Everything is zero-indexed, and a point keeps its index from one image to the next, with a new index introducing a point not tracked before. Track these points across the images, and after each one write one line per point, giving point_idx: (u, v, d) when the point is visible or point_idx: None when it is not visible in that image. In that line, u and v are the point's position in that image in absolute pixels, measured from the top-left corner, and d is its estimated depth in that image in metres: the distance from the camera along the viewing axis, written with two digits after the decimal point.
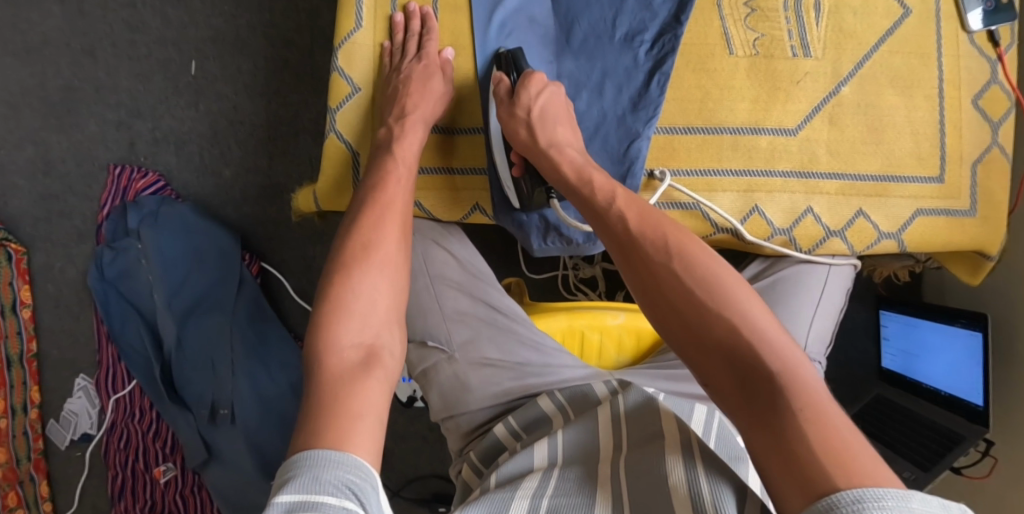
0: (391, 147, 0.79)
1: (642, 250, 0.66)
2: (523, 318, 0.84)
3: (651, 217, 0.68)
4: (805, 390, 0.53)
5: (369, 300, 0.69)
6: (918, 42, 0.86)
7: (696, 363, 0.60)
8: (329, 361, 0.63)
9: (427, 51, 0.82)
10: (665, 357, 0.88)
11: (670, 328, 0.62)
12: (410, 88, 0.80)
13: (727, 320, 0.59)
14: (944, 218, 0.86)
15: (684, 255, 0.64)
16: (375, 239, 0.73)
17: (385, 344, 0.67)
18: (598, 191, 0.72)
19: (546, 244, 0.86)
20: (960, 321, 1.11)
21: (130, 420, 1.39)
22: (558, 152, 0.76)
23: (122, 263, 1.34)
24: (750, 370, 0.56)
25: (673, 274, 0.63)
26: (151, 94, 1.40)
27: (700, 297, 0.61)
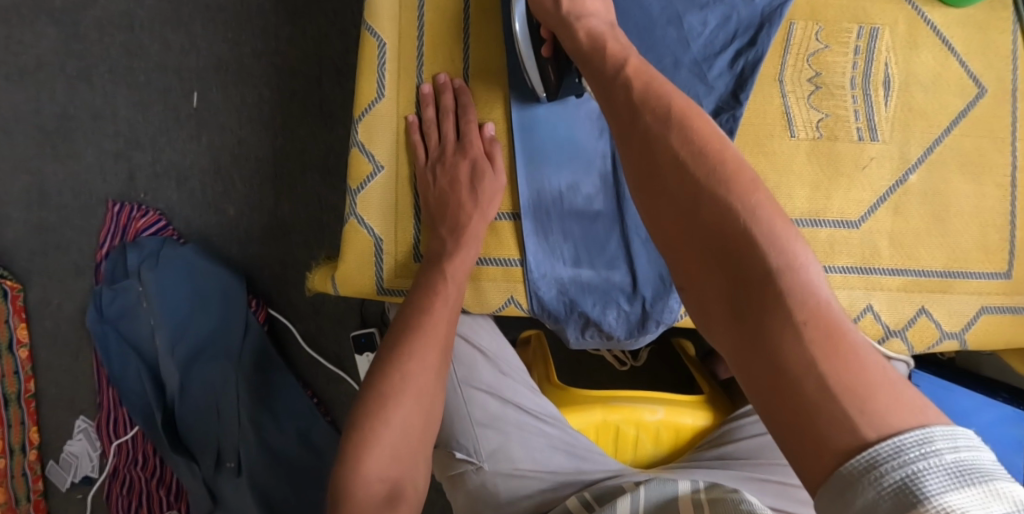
0: (440, 264, 0.72)
1: (644, 131, 0.59)
2: (556, 420, 0.79)
3: (654, 94, 0.61)
4: (812, 297, 0.47)
5: (402, 432, 0.66)
6: (991, 124, 0.79)
7: (686, 261, 0.54)
8: (358, 500, 0.63)
9: (467, 138, 0.76)
10: (706, 455, 0.82)
11: (663, 222, 0.57)
12: (456, 189, 0.75)
13: (727, 209, 0.52)
14: (1008, 316, 0.80)
15: (685, 137, 0.57)
16: (412, 365, 0.69)
17: (411, 475, 0.66)
18: (609, 58, 0.65)
19: (584, 337, 0.78)
20: (1002, 395, 1.07)
21: (132, 465, 1.34)
22: (578, 20, 0.68)
23: (121, 303, 1.27)
24: (749, 269, 0.50)
25: (670, 156, 0.57)
26: (151, 123, 1.32)
27: (699, 183, 0.55)
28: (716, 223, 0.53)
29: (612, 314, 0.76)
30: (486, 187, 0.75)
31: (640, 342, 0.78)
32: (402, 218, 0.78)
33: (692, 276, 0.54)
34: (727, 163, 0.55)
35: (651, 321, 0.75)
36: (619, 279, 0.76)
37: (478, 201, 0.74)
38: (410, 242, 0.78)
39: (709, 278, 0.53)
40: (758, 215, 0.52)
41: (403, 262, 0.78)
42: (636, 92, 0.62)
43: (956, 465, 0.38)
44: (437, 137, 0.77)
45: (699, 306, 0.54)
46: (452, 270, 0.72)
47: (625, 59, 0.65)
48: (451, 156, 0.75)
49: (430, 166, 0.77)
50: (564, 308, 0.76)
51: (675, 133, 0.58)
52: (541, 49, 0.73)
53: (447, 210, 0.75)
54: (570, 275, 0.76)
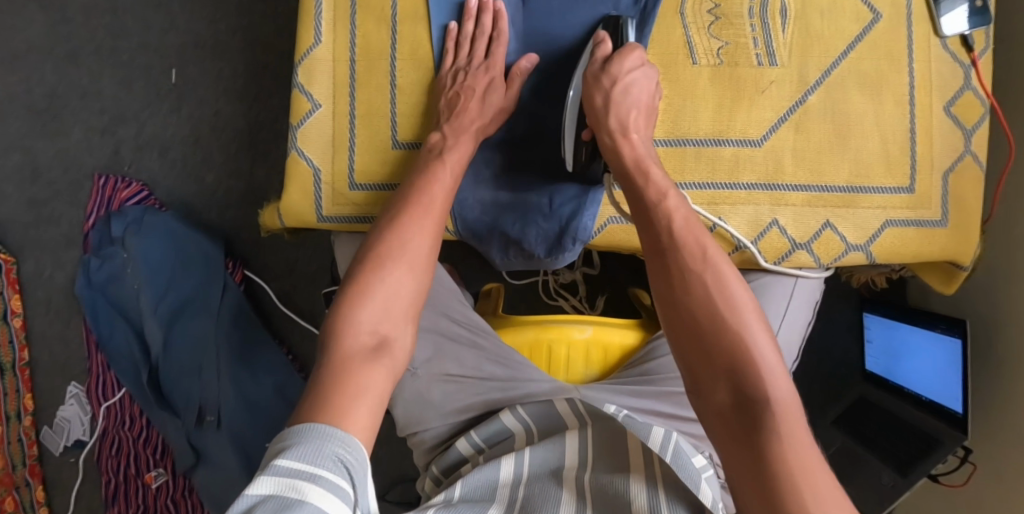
0: (440, 154, 0.77)
1: (679, 259, 0.67)
2: (487, 332, 0.85)
3: (690, 230, 0.68)
4: (797, 424, 0.57)
5: (395, 293, 0.68)
6: (888, 47, 0.84)
7: (699, 373, 0.62)
8: (347, 345, 0.64)
9: (493, 59, 0.82)
10: (630, 372, 0.88)
11: (681, 340, 0.64)
12: (468, 96, 0.79)
13: (743, 342, 0.61)
14: (913, 228, 0.84)
15: (719, 279, 0.65)
16: (406, 235, 0.71)
17: (399, 334, 0.68)
18: (651, 182, 0.72)
19: (508, 258, 0.85)
20: (940, 326, 1.11)
21: (120, 427, 1.41)
22: (624, 135, 0.75)
23: (108, 269, 1.35)
24: (753, 396, 0.59)
25: (702, 287, 0.65)
26: (133, 100, 1.41)
27: (723, 317, 0.63)
28: (733, 352, 0.61)
29: (530, 232, 0.82)
30: (495, 103, 0.80)
31: (561, 262, 0.84)
32: (337, 150, 0.85)
33: (702, 385, 0.62)
34: (746, 304, 0.64)
35: (567, 238, 0.81)
36: (535, 199, 0.82)
37: (484, 104, 0.79)
38: (345, 173, 0.85)
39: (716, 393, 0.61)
40: (765, 354, 0.61)
41: (341, 192, 0.85)
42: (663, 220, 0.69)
43: None
44: (467, 51, 0.83)
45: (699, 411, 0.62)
46: (450, 161, 0.77)
47: (664, 189, 0.71)
48: (473, 70, 0.81)
49: (451, 75, 0.82)
50: (486, 228, 0.83)
51: (709, 268, 0.66)
52: (582, 135, 0.78)
53: (453, 111, 0.79)
54: (492, 197, 0.83)
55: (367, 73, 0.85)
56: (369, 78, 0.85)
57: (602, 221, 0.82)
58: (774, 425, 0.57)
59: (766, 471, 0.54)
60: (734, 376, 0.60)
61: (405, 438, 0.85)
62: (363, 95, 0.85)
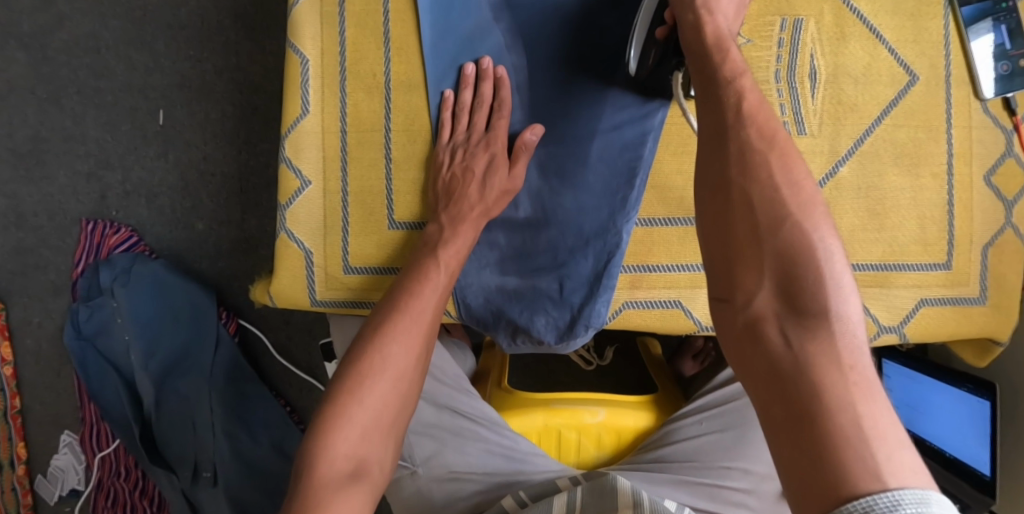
0: (436, 248, 0.71)
1: (740, 140, 0.56)
2: (492, 422, 0.78)
3: (754, 118, 0.56)
4: (857, 345, 0.48)
5: (378, 411, 0.63)
6: (924, 113, 0.77)
7: (740, 267, 0.53)
8: (320, 472, 0.59)
9: (495, 132, 0.76)
10: (643, 458, 0.82)
11: (726, 231, 0.55)
12: (469, 182, 0.73)
13: (806, 238, 0.51)
14: (950, 307, 0.78)
15: (783, 168, 0.54)
16: (391, 345, 0.65)
17: (379, 455, 0.62)
18: (729, 62, 0.59)
19: (515, 344, 0.79)
20: (967, 385, 1.05)
21: (115, 478, 1.36)
22: (708, 14, 0.63)
23: (98, 320, 1.29)
24: (807, 306, 0.49)
25: (765, 171, 0.54)
26: (119, 143, 1.35)
27: (785, 205, 0.53)
28: (790, 249, 0.51)
29: (539, 320, 0.76)
30: (498, 185, 0.74)
31: (573, 347, 0.78)
32: (332, 231, 0.79)
33: (742, 287, 0.53)
34: (814, 196, 0.53)
35: (580, 325, 0.75)
36: (543, 285, 0.76)
37: (483, 196, 0.74)
38: (339, 256, 0.79)
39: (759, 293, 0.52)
40: (831, 255, 0.51)
41: (335, 277, 0.79)
42: (736, 101, 0.57)
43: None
44: (465, 125, 0.76)
45: (733, 313, 0.53)
46: (445, 257, 0.71)
47: (738, 72, 0.59)
48: (474, 147, 0.75)
49: (448, 151, 0.76)
50: (491, 317, 0.78)
51: (774, 152, 0.55)
52: (658, 30, 0.68)
53: (451, 196, 0.74)
54: (497, 284, 0.77)
55: (359, 146, 0.79)
56: (362, 152, 0.79)
57: (616, 306, 0.77)
58: (828, 345, 0.48)
59: (809, 394, 0.46)
60: (785, 278, 0.51)
61: None
62: (356, 171, 0.79)
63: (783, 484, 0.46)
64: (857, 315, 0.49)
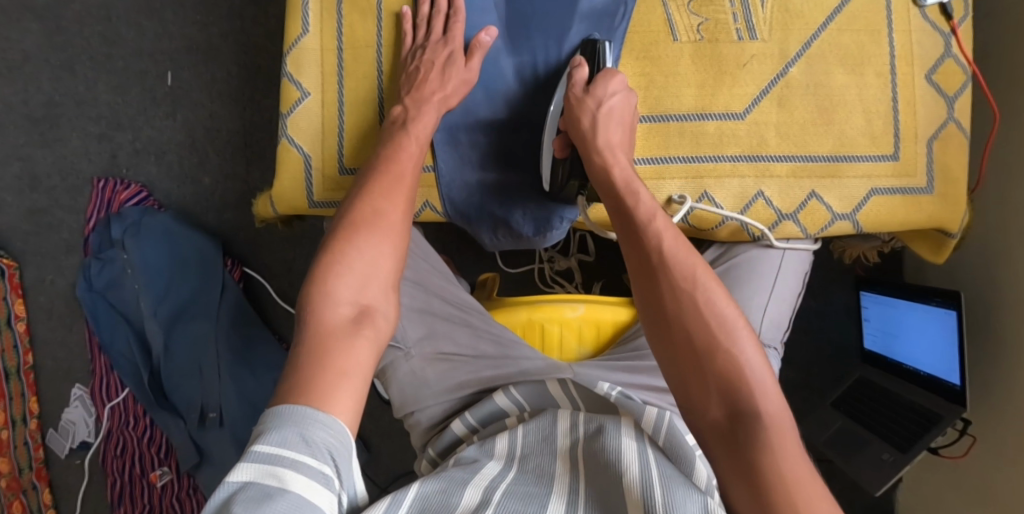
0: (404, 126, 0.78)
1: (670, 277, 0.66)
2: (480, 312, 0.86)
3: (679, 255, 0.67)
4: (793, 443, 0.58)
5: (374, 261, 0.69)
6: (867, 19, 0.85)
7: (691, 387, 0.62)
8: (326, 315, 0.64)
9: (452, 34, 0.82)
10: (623, 349, 0.89)
11: (673, 360, 0.64)
12: (428, 74, 0.80)
13: (735, 362, 0.61)
14: (899, 197, 0.85)
15: (709, 304, 0.64)
16: (382, 208, 0.72)
17: (381, 305, 0.68)
18: (640, 205, 0.71)
19: (497, 239, 0.87)
20: (935, 300, 1.10)
21: (125, 427, 1.42)
22: (607, 152, 0.75)
23: (108, 273, 1.36)
24: (749, 415, 0.59)
25: (693, 307, 0.64)
26: (129, 105, 1.42)
27: (714, 335, 0.62)
28: (727, 370, 0.61)
29: (517, 214, 0.85)
30: (456, 76, 0.81)
31: (550, 241, 0.87)
32: (328, 135, 0.86)
33: (694, 402, 0.62)
34: (738, 323, 0.63)
35: (555, 217, 0.84)
36: (522, 181, 0.84)
37: (443, 83, 0.80)
38: (335, 158, 0.86)
39: (708, 407, 0.61)
40: (756, 373, 0.61)
41: (331, 177, 0.86)
42: (665, 240, 0.68)
43: None
44: (426, 30, 0.83)
45: (693, 428, 0.62)
46: (416, 132, 0.78)
47: (652, 212, 0.70)
48: (432, 45, 0.81)
49: (412, 52, 0.83)
50: (475, 209, 0.85)
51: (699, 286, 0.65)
52: (557, 151, 0.81)
53: (411, 85, 0.80)
54: (478, 179, 0.84)
55: (355, 62, 0.86)
56: (357, 67, 0.87)
57: None
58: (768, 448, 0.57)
59: (761, 490, 0.55)
60: (726, 399, 0.60)
61: (400, 417, 0.85)
62: (352, 83, 0.86)
63: None
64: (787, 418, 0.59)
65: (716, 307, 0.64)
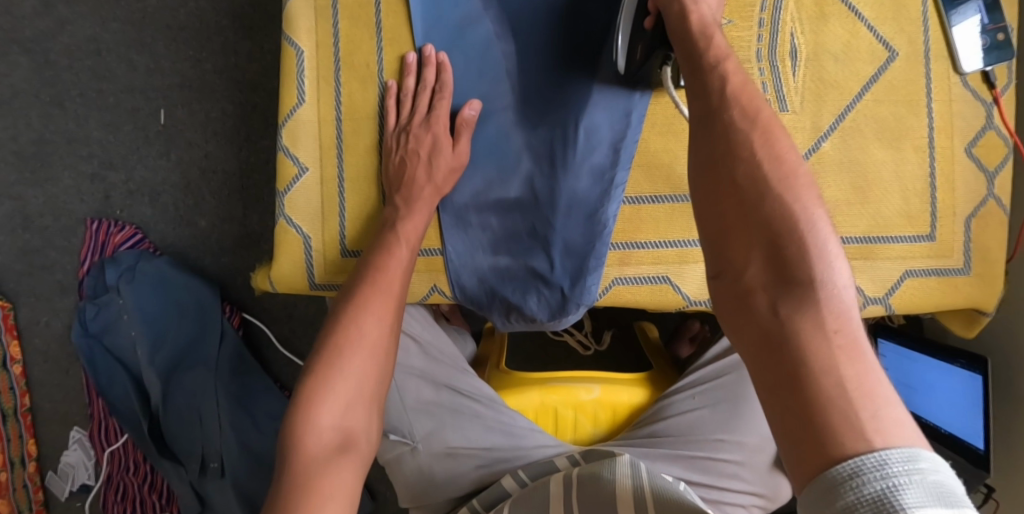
0: (393, 227, 0.74)
1: (723, 120, 0.56)
2: (491, 399, 0.80)
3: (735, 103, 0.57)
4: (844, 308, 0.47)
5: (357, 381, 0.65)
6: (905, 88, 0.79)
7: (731, 241, 0.53)
8: (307, 447, 0.60)
9: (437, 114, 0.77)
10: (638, 433, 0.84)
11: (719, 214, 0.54)
12: (417, 165, 0.76)
13: (790, 210, 0.51)
14: (935, 278, 0.80)
15: (765, 148, 0.54)
16: (362, 319, 0.67)
17: (364, 427, 0.64)
18: (716, 48, 0.61)
19: (509, 322, 0.83)
20: (959, 361, 1.05)
21: (125, 472, 1.38)
22: (693, 3, 0.64)
23: (104, 317, 1.31)
24: (794, 273, 0.49)
25: (747, 147, 0.54)
26: (122, 143, 1.37)
27: (767, 177, 0.52)
28: (777, 218, 0.51)
29: (531, 299, 0.80)
30: (444, 164, 0.76)
31: (564, 324, 0.82)
32: (329, 216, 0.81)
33: (732, 262, 0.53)
34: (800, 172, 0.53)
35: (571, 303, 0.79)
36: (536, 263, 0.79)
37: (431, 174, 0.76)
38: (337, 240, 0.81)
39: (747, 264, 0.52)
40: (817, 224, 0.50)
41: (332, 260, 0.81)
42: (729, 85, 0.58)
43: (937, 487, 0.39)
44: (410, 109, 0.79)
45: (726, 284, 0.53)
46: (405, 232, 0.74)
47: (723, 56, 0.60)
48: (418, 129, 0.77)
49: (396, 135, 0.78)
50: (485, 295, 0.81)
51: (758, 128, 0.55)
52: (645, 20, 0.69)
53: (402, 179, 0.76)
54: (490, 264, 0.80)
55: (354, 133, 0.81)
56: (357, 139, 0.81)
57: (607, 282, 0.79)
58: (815, 312, 0.47)
59: (798, 355, 0.46)
60: (771, 247, 0.51)
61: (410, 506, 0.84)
62: (352, 157, 0.81)
63: (786, 470, 0.45)
64: (845, 277, 0.49)
65: (775, 151, 0.53)
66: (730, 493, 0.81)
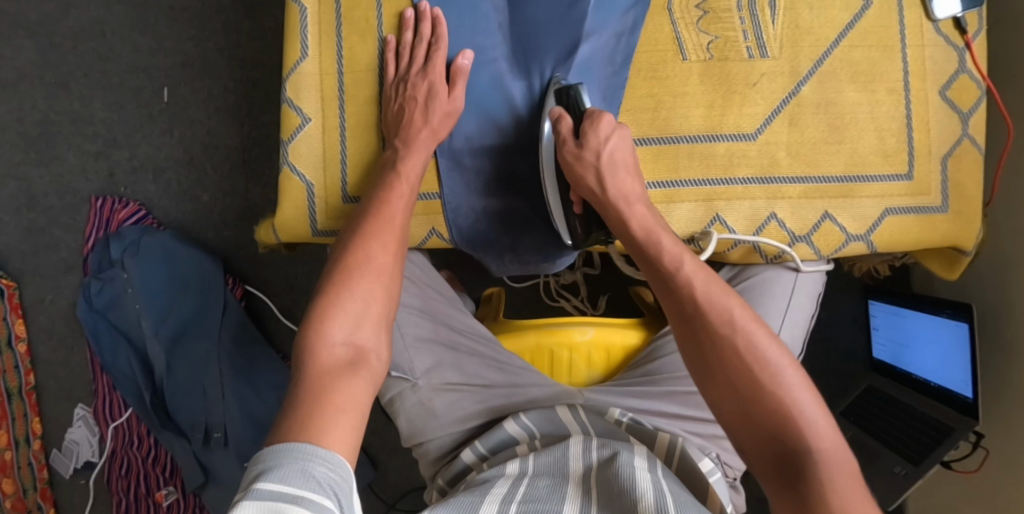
0: (394, 166, 0.77)
1: (708, 328, 0.65)
2: (487, 338, 0.85)
3: (716, 302, 0.65)
4: (848, 481, 0.56)
5: (366, 304, 0.67)
6: (880, 34, 0.83)
7: (743, 433, 0.61)
8: (320, 361, 0.62)
9: (433, 64, 0.80)
10: (633, 373, 0.87)
11: (727, 410, 0.62)
12: (415, 110, 0.79)
13: (783, 405, 0.60)
14: (913, 216, 0.84)
15: (749, 344, 0.62)
16: (370, 250, 0.71)
17: (375, 346, 0.66)
18: (666, 257, 0.70)
19: (505, 264, 0.87)
20: (945, 311, 1.07)
21: (129, 447, 1.39)
22: (625, 208, 0.73)
23: (109, 292, 1.33)
24: (799, 458, 0.57)
25: (732, 352, 0.63)
26: (125, 122, 1.40)
27: (756, 378, 0.61)
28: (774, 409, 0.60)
29: (526, 241, 0.85)
30: (440, 109, 0.79)
31: (558, 266, 0.86)
32: (330, 163, 0.84)
33: (748, 449, 0.61)
34: (783, 364, 0.61)
35: (565, 243, 0.84)
36: (529, 205, 0.84)
37: (427, 117, 0.79)
38: (337, 186, 0.84)
39: (761, 450, 0.60)
40: (806, 412, 0.59)
41: (334, 206, 0.85)
42: (697, 288, 0.67)
43: None
44: (408, 61, 0.82)
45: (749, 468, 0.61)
46: (405, 170, 0.77)
47: (679, 257, 0.69)
48: (415, 78, 0.80)
49: (394, 85, 0.82)
50: (482, 238, 0.85)
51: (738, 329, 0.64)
52: (574, 208, 0.79)
53: (401, 123, 0.79)
54: (484, 206, 0.84)
55: (355, 85, 0.85)
56: (358, 92, 0.85)
57: None
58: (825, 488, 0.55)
59: None
60: (777, 435, 0.59)
61: (411, 449, 0.85)
62: (352, 108, 0.85)
63: None
64: (841, 454, 0.57)
65: (758, 350, 0.62)
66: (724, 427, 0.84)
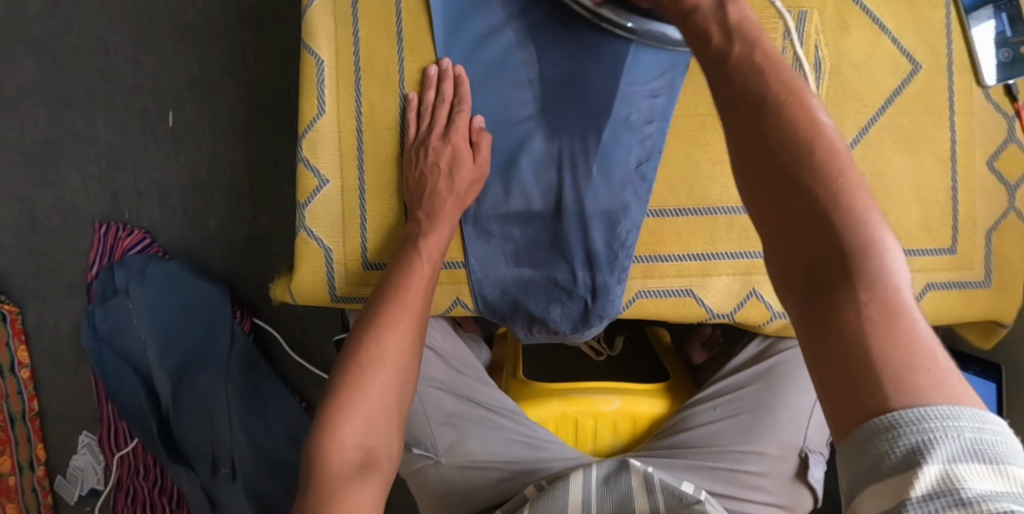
0: (417, 242, 0.74)
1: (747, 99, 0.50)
2: (512, 411, 0.81)
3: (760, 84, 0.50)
4: (889, 287, 0.41)
5: (379, 401, 0.66)
6: (927, 99, 0.79)
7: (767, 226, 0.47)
8: (331, 467, 0.63)
9: (457, 126, 0.77)
10: (659, 444, 0.84)
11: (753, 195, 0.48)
12: (439, 178, 0.75)
13: (823, 186, 0.44)
14: (955, 291, 0.81)
15: (786, 124, 0.47)
16: (384, 339, 0.68)
17: (385, 444, 0.67)
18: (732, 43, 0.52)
19: (531, 333, 0.84)
20: (974, 368, 1.04)
21: (135, 477, 1.38)
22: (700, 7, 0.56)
23: (113, 319, 1.29)
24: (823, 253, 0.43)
25: (772, 123, 0.47)
26: (130, 144, 1.36)
27: (793, 150, 0.46)
28: (808, 186, 0.45)
29: (555, 311, 0.81)
30: (466, 175, 0.76)
31: (586, 336, 0.83)
32: (349, 228, 0.81)
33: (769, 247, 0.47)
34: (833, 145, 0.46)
35: (594, 315, 0.80)
36: (560, 275, 0.80)
37: (453, 185, 0.75)
38: (357, 251, 0.81)
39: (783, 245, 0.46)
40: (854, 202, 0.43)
41: (354, 272, 0.82)
42: (738, 64, 0.52)
43: (978, 447, 0.35)
44: (429, 122, 0.78)
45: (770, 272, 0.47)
46: (427, 246, 0.74)
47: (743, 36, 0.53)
48: (439, 143, 0.76)
49: (416, 148, 0.78)
50: (509, 308, 0.81)
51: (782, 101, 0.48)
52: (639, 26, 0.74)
53: (425, 191, 0.76)
54: (513, 276, 0.80)
55: (374, 143, 0.80)
56: (378, 150, 0.81)
57: (631, 295, 0.80)
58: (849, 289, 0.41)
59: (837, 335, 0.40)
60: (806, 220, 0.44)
61: None
62: (372, 168, 0.81)
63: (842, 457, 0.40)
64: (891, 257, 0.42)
65: (789, 119, 0.47)
66: (752, 504, 0.82)
